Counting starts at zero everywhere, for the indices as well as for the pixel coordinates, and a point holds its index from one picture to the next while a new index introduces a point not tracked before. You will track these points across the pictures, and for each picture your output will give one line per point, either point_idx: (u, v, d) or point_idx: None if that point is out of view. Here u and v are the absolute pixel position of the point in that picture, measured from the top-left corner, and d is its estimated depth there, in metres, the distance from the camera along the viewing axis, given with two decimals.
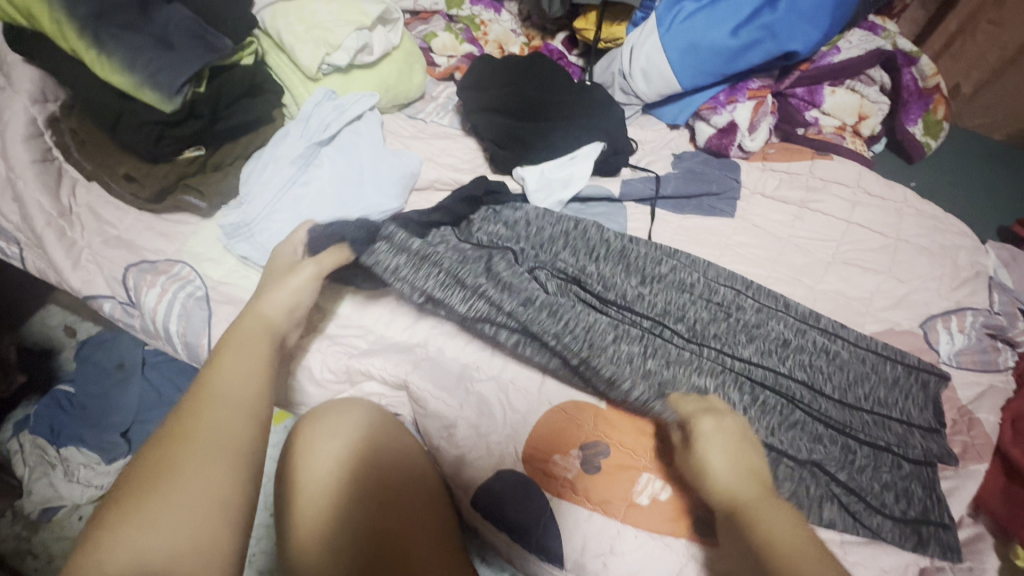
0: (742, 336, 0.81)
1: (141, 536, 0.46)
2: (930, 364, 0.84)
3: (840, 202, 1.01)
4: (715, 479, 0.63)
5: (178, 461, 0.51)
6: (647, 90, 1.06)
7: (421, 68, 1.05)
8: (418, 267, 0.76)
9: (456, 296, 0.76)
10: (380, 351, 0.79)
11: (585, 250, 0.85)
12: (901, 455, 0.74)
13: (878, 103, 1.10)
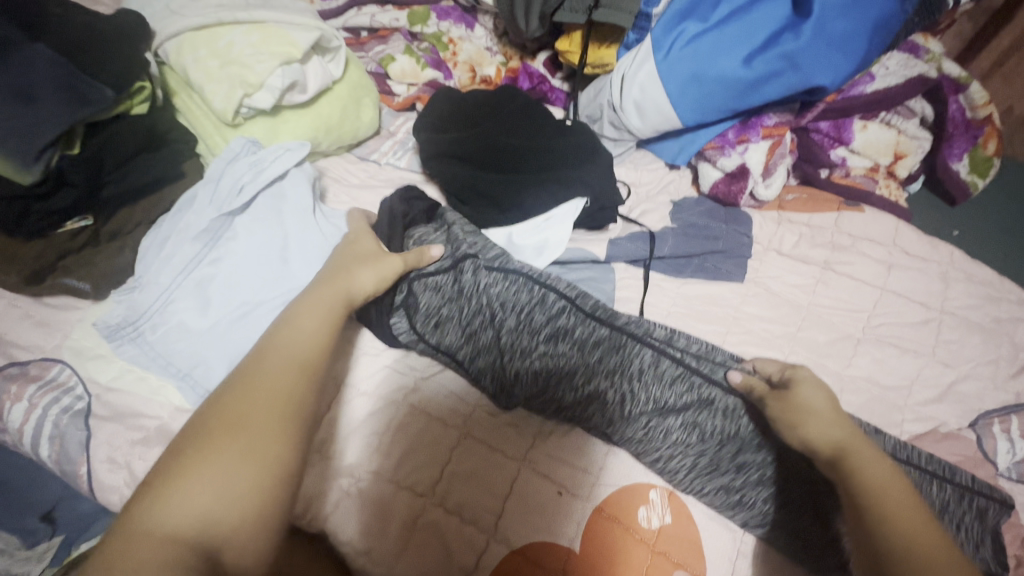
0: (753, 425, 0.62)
1: (208, 489, 0.42)
2: (991, 486, 0.66)
3: (872, 265, 0.84)
4: (814, 424, 0.55)
5: (259, 416, 0.47)
6: (642, 127, 0.90)
7: (372, 103, 0.88)
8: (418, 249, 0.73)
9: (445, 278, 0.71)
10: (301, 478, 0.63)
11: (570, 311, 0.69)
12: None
13: (918, 139, 0.93)
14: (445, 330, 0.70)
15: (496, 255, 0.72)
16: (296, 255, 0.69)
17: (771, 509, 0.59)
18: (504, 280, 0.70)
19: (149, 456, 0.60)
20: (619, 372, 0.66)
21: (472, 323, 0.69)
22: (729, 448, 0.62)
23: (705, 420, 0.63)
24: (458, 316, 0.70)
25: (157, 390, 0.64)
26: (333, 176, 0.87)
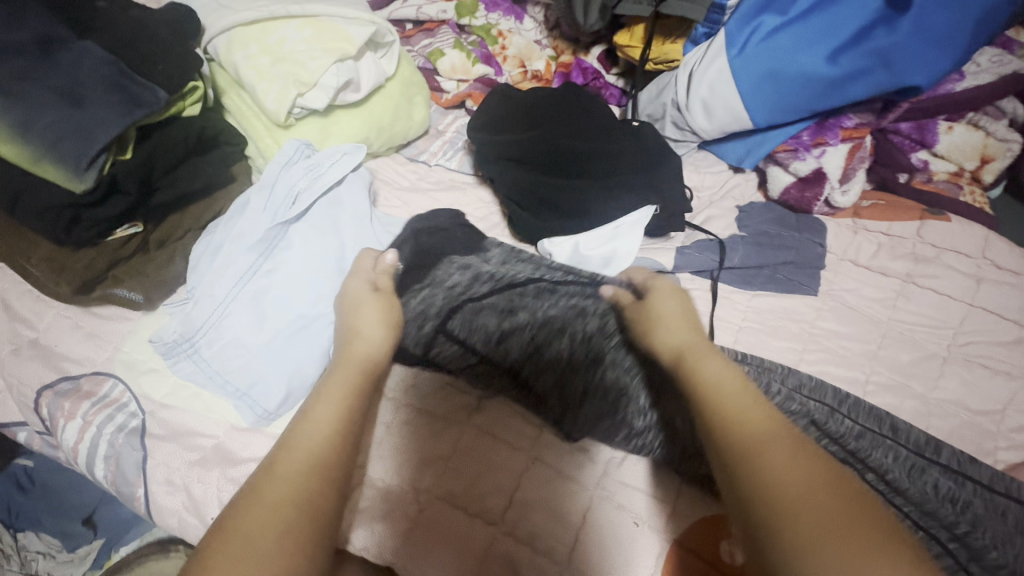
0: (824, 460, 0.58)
1: None
2: None
3: (960, 278, 0.78)
4: (664, 329, 0.57)
5: (271, 535, 0.38)
6: (708, 127, 0.85)
7: (423, 102, 0.84)
8: (465, 270, 0.68)
9: (498, 301, 0.66)
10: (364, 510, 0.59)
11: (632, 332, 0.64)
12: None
13: (1008, 142, 0.85)
14: (503, 351, 0.63)
15: (557, 275, 0.69)
16: (358, 269, 0.66)
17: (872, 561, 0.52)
18: (569, 298, 0.67)
19: (207, 479, 0.57)
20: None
21: (533, 342, 0.64)
22: None
23: None
24: (516, 338, 0.64)
25: (213, 408, 0.61)
26: (383, 178, 0.84)
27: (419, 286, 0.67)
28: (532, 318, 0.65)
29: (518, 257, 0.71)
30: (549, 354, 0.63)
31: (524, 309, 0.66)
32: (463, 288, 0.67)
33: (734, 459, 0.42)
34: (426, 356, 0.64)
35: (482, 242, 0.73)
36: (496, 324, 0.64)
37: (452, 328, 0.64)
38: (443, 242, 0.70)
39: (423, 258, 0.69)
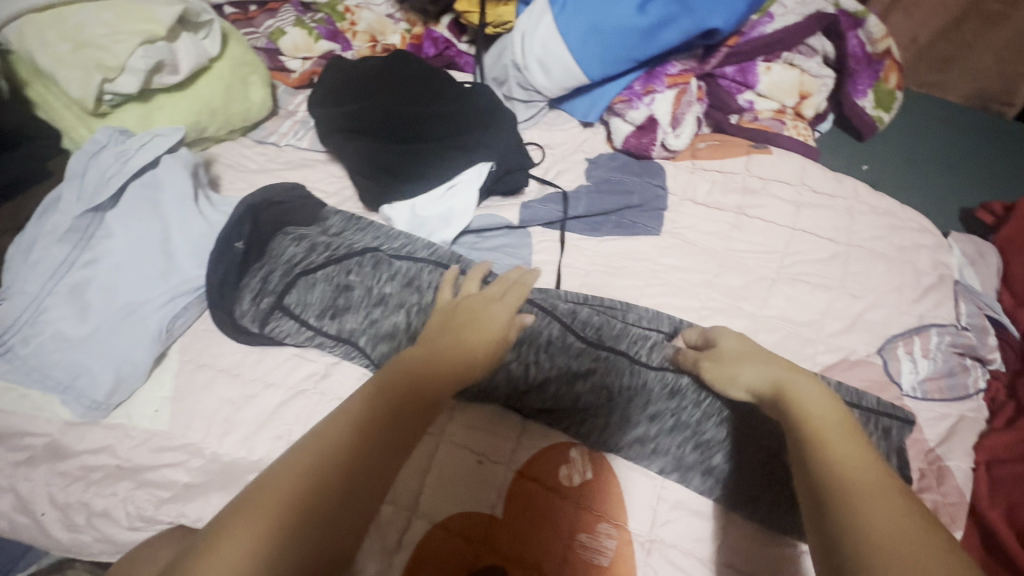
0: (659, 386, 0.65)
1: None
2: (892, 405, 0.70)
3: (782, 205, 0.85)
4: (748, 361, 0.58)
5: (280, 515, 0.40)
6: (549, 85, 0.87)
7: (261, 81, 0.83)
8: (304, 245, 0.66)
9: (338, 274, 0.65)
10: (206, 485, 0.59)
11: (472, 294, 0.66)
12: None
13: (821, 77, 0.93)
14: (346, 318, 0.64)
15: (400, 244, 0.69)
16: (184, 249, 0.65)
17: (692, 460, 0.63)
18: (414, 266, 0.67)
19: (33, 475, 0.59)
20: (523, 345, 0.67)
21: (377, 310, 0.65)
22: (639, 401, 0.65)
23: (614, 381, 0.65)
24: (356, 309, 0.64)
25: (41, 407, 0.62)
26: (227, 162, 0.82)
27: (254, 264, 0.65)
28: (380, 287, 0.66)
29: (359, 225, 0.70)
30: (395, 319, 0.64)
31: (364, 280, 0.66)
32: (299, 259, 0.65)
33: (837, 514, 0.43)
34: (262, 332, 0.64)
35: (319, 210, 0.71)
36: (334, 297, 0.64)
37: (289, 306, 0.64)
38: (282, 216, 0.68)
39: (263, 235, 0.67)
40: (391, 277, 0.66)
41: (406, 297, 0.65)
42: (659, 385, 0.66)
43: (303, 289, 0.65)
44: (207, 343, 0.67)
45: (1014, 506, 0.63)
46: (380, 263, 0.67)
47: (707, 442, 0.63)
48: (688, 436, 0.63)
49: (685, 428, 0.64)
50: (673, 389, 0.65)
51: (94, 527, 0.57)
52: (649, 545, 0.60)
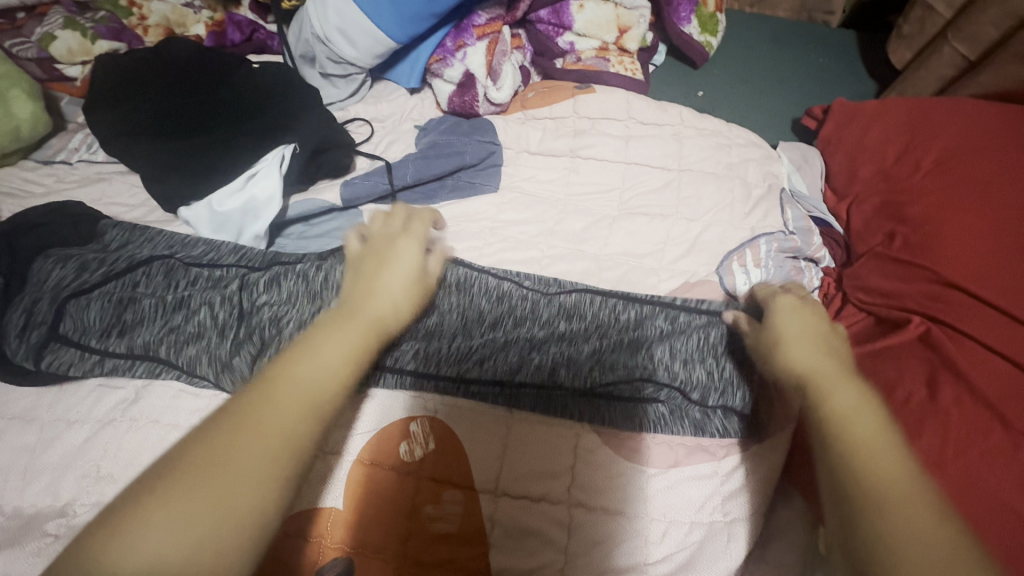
0: (487, 298, 0.70)
1: (167, 550, 0.31)
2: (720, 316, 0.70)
3: (612, 141, 0.85)
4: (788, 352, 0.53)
5: (249, 472, 0.35)
6: (357, 55, 0.83)
7: (25, 94, 0.74)
8: (77, 269, 0.62)
9: (121, 290, 0.62)
10: (6, 541, 0.54)
11: (269, 279, 0.64)
12: (702, 365, 0.66)
13: (637, 9, 0.93)
14: (136, 333, 0.60)
15: (200, 252, 0.66)
16: None
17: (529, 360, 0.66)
18: (210, 273, 0.64)
19: None
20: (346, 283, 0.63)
21: (174, 317, 0.61)
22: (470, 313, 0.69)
23: (441, 295, 0.69)
24: (146, 323, 0.61)
25: None
26: (4, 191, 0.74)
27: (18, 297, 0.61)
28: (176, 292, 0.62)
29: (140, 235, 0.67)
30: (196, 318, 0.61)
31: (155, 291, 0.62)
32: (69, 281, 0.61)
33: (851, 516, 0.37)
34: (41, 368, 0.60)
35: (94, 226, 0.67)
36: (119, 316, 0.61)
37: (68, 336, 0.60)
38: (43, 239, 0.64)
39: (22, 264, 0.63)
40: (188, 285, 0.63)
41: (200, 295, 0.62)
42: (485, 295, 0.70)
43: (81, 312, 0.61)
44: None
45: None
46: (174, 274, 0.63)
47: (545, 320, 0.69)
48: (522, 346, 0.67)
49: (522, 319, 0.69)
50: (500, 293, 0.70)
51: None
52: (497, 500, 0.60)
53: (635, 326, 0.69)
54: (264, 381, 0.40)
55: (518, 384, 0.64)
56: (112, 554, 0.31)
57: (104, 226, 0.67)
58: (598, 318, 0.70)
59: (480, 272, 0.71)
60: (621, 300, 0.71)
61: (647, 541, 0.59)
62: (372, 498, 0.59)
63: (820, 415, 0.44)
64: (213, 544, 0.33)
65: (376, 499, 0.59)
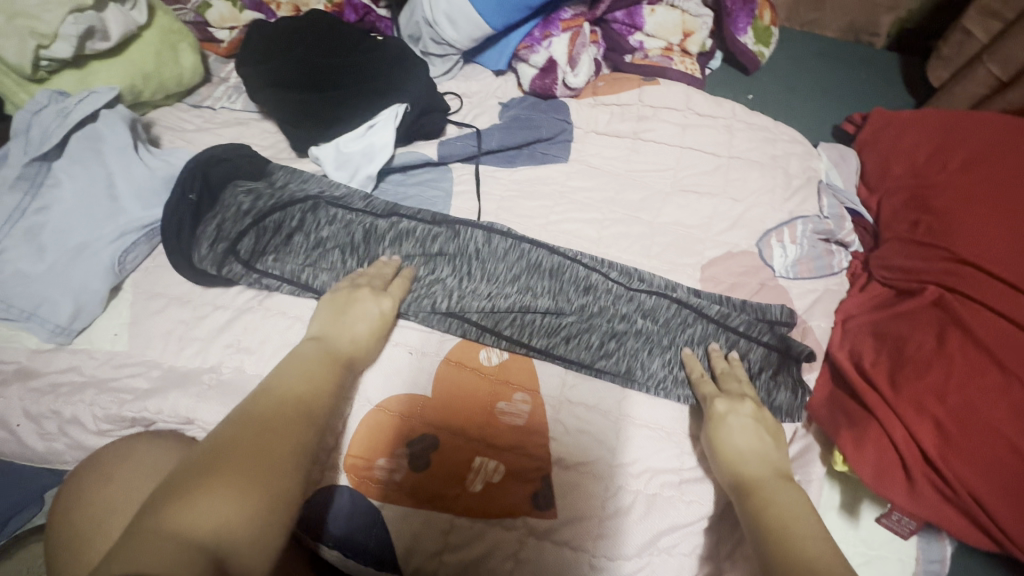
0: (573, 288, 0.78)
1: (232, 503, 0.42)
2: (789, 314, 0.78)
3: (670, 128, 0.97)
4: (731, 455, 0.62)
5: (275, 462, 0.47)
6: (458, 37, 0.97)
7: (190, 48, 0.91)
8: (254, 197, 0.76)
9: (284, 221, 0.76)
10: (167, 388, 0.67)
11: (391, 234, 0.78)
12: (756, 378, 0.72)
13: (701, 16, 1.05)
14: (289, 258, 0.75)
15: (340, 195, 0.80)
16: (129, 192, 0.73)
17: (606, 345, 0.75)
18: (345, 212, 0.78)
19: (8, 392, 0.66)
20: (458, 254, 0.79)
21: (314, 253, 0.76)
22: (561, 298, 0.77)
23: (536, 282, 0.78)
24: (298, 248, 0.76)
25: (9, 338, 0.69)
26: (165, 125, 0.89)
27: (208, 214, 0.75)
28: (317, 233, 0.77)
29: (302, 179, 0.81)
30: (331, 257, 0.76)
31: (307, 225, 0.77)
32: (248, 208, 0.75)
33: None
34: (220, 274, 0.73)
35: (265, 168, 0.81)
36: (279, 238, 0.76)
37: (238, 253, 0.74)
38: (230, 172, 0.78)
39: (213, 186, 0.77)
40: (332, 224, 0.77)
41: (342, 240, 0.77)
42: (576, 283, 0.78)
43: (251, 236, 0.74)
44: (158, 276, 0.75)
45: (854, 346, 0.74)
46: (321, 215, 0.77)
47: (625, 313, 0.77)
48: (603, 331, 0.76)
49: (606, 309, 0.77)
50: (588, 282, 0.78)
51: (67, 432, 0.66)
52: (559, 405, 0.72)
53: (700, 337, 0.75)
54: (252, 421, 0.50)
55: (601, 361, 0.74)
56: (186, 508, 0.40)
57: (248, 156, 0.81)
58: (672, 322, 0.77)
59: (571, 263, 0.79)
60: (693, 309, 0.77)
61: (682, 452, 0.70)
62: (461, 401, 0.70)
63: (762, 520, 0.54)
64: (262, 500, 0.44)
65: (463, 398, 0.70)
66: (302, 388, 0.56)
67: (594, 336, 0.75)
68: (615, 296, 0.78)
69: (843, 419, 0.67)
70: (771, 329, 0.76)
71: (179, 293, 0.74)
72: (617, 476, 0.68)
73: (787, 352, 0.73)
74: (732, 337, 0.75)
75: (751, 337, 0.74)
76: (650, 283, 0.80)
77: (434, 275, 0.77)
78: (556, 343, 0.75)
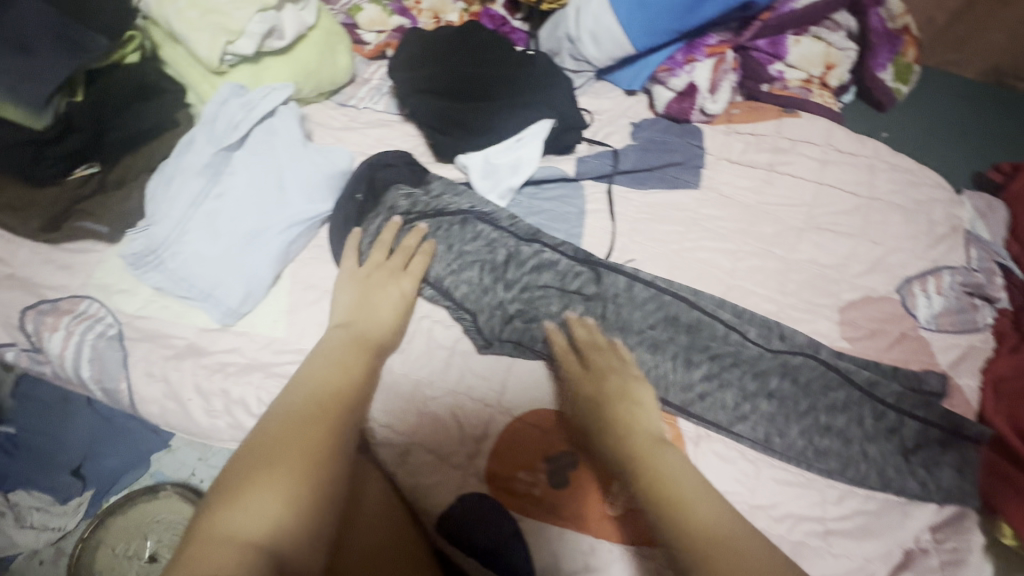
0: (711, 345, 0.75)
1: (273, 501, 0.49)
2: (939, 380, 0.77)
3: (809, 163, 0.95)
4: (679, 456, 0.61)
5: (313, 448, 0.54)
6: (597, 54, 0.98)
7: (345, 49, 0.94)
8: (413, 204, 0.79)
9: (437, 231, 0.78)
10: None
11: (535, 260, 0.77)
12: (910, 456, 0.70)
13: (845, 50, 1.04)
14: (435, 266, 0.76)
15: (487, 209, 0.81)
16: (297, 186, 0.77)
17: (743, 406, 0.72)
18: (493, 228, 0.79)
19: (182, 367, 0.71)
20: (597, 298, 0.76)
21: (458, 263, 0.76)
22: (694, 355, 0.74)
23: (674, 336, 0.75)
24: (445, 259, 0.76)
25: (182, 313, 0.74)
26: (317, 121, 0.93)
27: (369, 214, 0.79)
28: (461, 245, 0.77)
29: (457, 191, 0.82)
30: (474, 277, 0.76)
31: (458, 235, 0.78)
32: (405, 212, 0.79)
33: None
34: None
35: (423, 176, 0.84)
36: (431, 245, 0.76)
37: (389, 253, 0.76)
38: (393, 176, 0.81)
39: (376, 186, 0.80)
40: (486, 236, 0.78)
41: (489, 257, 0.77)
42: (717, 340, 0.76)
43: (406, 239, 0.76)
44: (314, 268, 0.78)
45: (1014, 412, 0.74)
46: (473, 228, 0.78)
47: (761, 371, 0.74)
48: (737, 391, 0.72)
49: (745, 366, 0.74)
50: (727, 337, 0.76)
51: (230, 412, 0.70)
52: (698, 438, 0.71)
53: (845, 404, 0.72)
54: (280, 417, 0.57)
55: (739, 424, 0.71)
56: (228, 517, 0.48)
57: (406, 160, 0.84)
58: (814, 385, 0.73)
59: (710, 320, 0.77)
60: (839, 374, 0.74)
61: (824, 501, 0.69)
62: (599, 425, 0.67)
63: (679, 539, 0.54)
64: (301, 489, 0.51)
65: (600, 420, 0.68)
66: (334, 377, 0.62)
67: (732, 394, 0.72)
68: (759, 361, 0.75)
69: (1008, 490, 0.68)
70: (928, 403, 0.72)
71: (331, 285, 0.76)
72: (756, 518, 0.67)
73: (952, 428, 0.71)
74: (885, 410, 0.72)
75: (903, 411, 0.71)
76: (792, 341, 0.77)
77: (569, 316, 0.75)
78: (693, 400, 0.72)
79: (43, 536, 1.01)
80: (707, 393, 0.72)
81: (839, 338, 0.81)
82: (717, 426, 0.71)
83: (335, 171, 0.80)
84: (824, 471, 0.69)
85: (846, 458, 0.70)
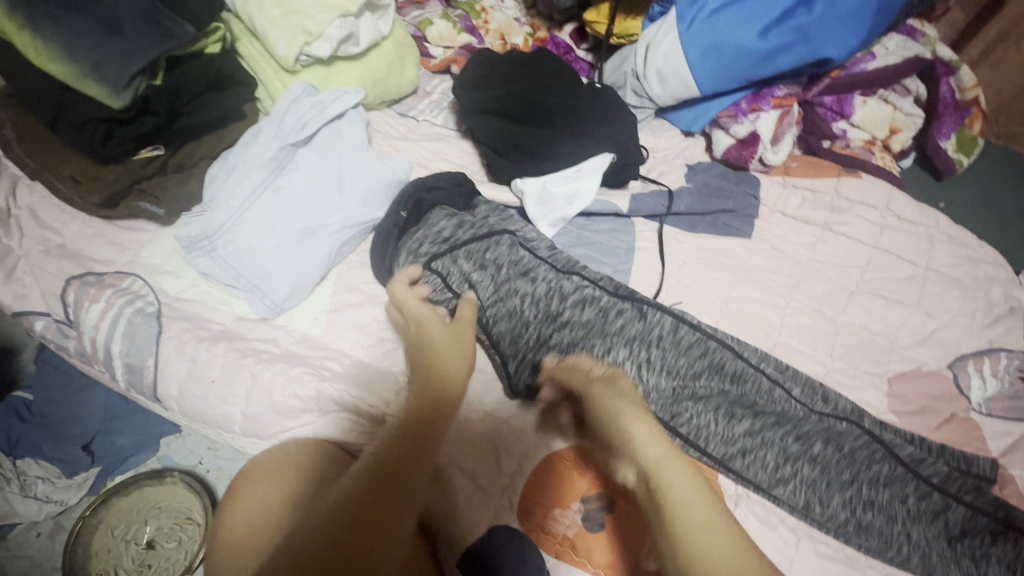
0: (753, 402, 0.70)
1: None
2: (986, 463, 0.72)
3: (867, 226, 0.93)
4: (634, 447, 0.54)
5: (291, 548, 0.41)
6: (662, 94, 0.98)
7: (414, 61, 0.95)
8: (454, 224, 0.77)
9: (470, 252, 0.75)
10: (355, 378, 0.69)
11: (577, 291, 0.74)
12: (957, 543, 0.65)
13: (912, 116, 1.05)
14: (475, 283, 0.73)
15: (530, 236, 0.79)
16: (356, 191, 0.78)
17: (783, 471, 0.67)
18: (533, 254, 0.76)
19: (214, 349, 0.70)
20: (639, 338, 0.72)
21: (497, 288, 0.73)
22: (737, 409, 0.70)
23: (714, 385, 0.71)
24: (485, 282, 0.73)
25: (223, 300, 0.74)
26: (376, 129, 0.94)
27: (412, 230, 0.77)
28: (500, 267, 0.74)
29: (503, 216, 0.80)
30: (514, 304, 0.72)
31: (504, 255, 0.75)
32: (448, 233, 0.76)
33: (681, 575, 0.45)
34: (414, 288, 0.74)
35: (472, 199, 0.82)
36: (470, 267, 0.74)
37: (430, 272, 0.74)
38: (439, 198, 0.80)
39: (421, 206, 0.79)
40: (526, 262, 0.75)
41: (527, 285, 0.73)
42: (759, 393, 0.71)
43: (449, 262, 0.74)
44: (359, 273, 0.78)
45: None
46: (513, 254, 0.75)
47: (805, 433, 0.69)
48: (778, 453, 0.68)
49: (786, 425, 0.69)
50: (772, 392, 0.71)
51: (251, 404, 0.68)
52: (739, 498, 0.68)
53: (888, 478, 0.67)
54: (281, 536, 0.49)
55: (779, 487, 0.67)
56: None
57: (455, 179, 0.83)
58: (858, 454, 0.68)
59: (754, 371, 0.72)
60: (883, 445, 0.68)
61: None
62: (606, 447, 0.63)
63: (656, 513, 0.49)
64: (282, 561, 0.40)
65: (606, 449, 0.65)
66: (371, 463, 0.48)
67: (771, 455, 0.68)
68: (803, 425, 0.69)
69: None
70: (978, 487, 0.67)
71: (374, 290, 0.77)
72: None
73: (1006, 517, 0.65)
74: (933, 489, 0.66)
75: (948, 493, 0.66)
76: (835, 406, 0.72)
77: (609, 356, 0.70)
78: (728, 458, 0.68)
79: (44, 509, 0.94)
80: (748, 452, 0.68)
81: (888, 411, 0.78)
82: (755, 489, 0.68)
83: (393, 180, 0.80)
84: (861, 548, 0.66)
85: (887, 539, 0.65)
